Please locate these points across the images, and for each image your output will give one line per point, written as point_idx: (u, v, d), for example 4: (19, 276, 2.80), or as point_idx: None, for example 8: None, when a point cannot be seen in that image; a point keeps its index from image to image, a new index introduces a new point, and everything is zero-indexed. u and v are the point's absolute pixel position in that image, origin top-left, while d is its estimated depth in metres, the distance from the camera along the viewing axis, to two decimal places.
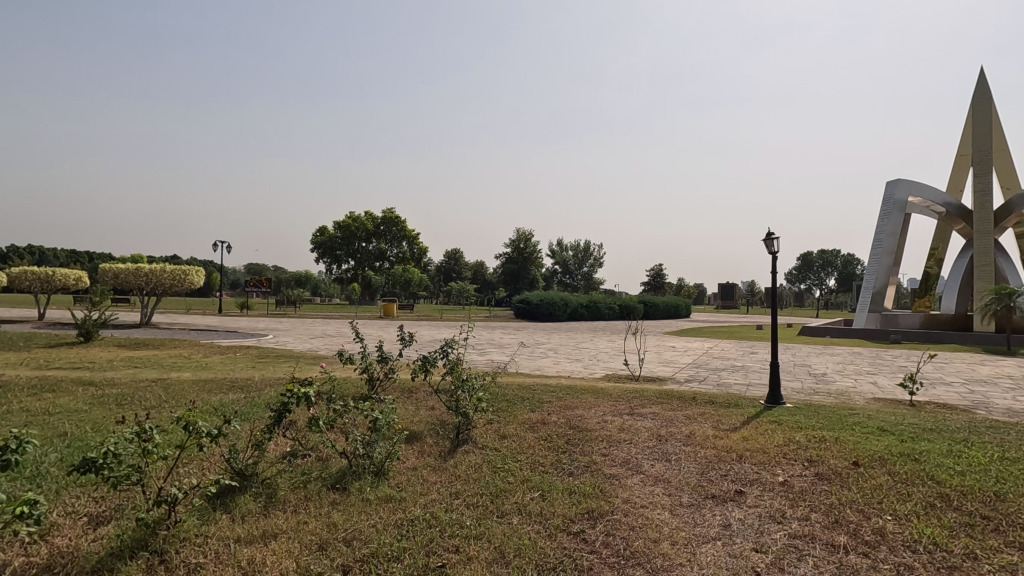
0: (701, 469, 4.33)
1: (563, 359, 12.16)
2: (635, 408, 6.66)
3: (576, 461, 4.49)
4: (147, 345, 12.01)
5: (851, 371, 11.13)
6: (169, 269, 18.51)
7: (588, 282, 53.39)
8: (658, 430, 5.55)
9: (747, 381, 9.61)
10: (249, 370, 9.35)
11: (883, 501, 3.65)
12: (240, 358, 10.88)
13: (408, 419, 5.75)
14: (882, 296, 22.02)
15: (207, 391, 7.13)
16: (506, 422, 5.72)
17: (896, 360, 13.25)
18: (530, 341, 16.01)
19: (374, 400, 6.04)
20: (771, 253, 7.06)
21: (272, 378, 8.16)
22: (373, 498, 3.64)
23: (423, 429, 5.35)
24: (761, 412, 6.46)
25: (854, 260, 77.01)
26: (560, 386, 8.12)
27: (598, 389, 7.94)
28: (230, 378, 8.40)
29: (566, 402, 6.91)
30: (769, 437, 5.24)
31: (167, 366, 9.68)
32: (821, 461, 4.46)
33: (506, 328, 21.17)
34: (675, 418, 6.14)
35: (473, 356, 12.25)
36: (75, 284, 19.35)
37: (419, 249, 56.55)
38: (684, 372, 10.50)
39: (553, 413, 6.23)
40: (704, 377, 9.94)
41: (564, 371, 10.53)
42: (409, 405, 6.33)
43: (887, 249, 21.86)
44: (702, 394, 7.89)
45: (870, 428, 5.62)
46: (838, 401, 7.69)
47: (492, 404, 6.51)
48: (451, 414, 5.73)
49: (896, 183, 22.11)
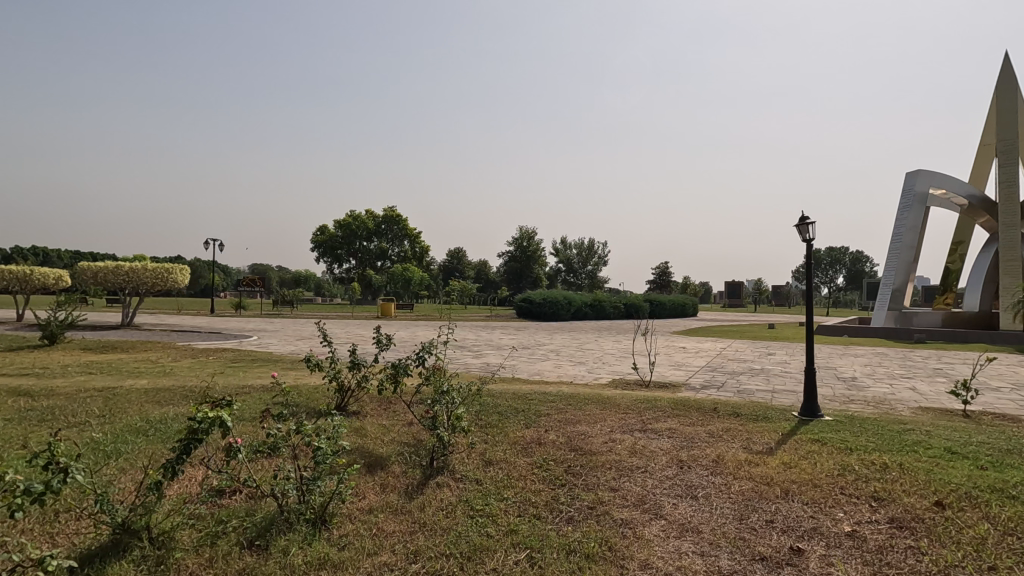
0: (738, 512, 3.35)
1: (566, 362, 11.14)
2: (647, 423, 5.64)
3: (577, 501, 3.51)
4: (116, 349, 11.09)
5: (883, 375, 10.07)
6: (153, 267, 17.51)
7: (592, 280, 52.28)
8: (678, 453, 4.56)
9: (770, 387, 8.57)
10: (214, 377, 8.40)
11: (998, 567, 2.66)
12: (210, 362, 9.92)
13: (374, 441, 4.79)
14: (903, 293, 20.96)
15: (150, 405, 6.16)
16: (494, 444, 4.76)
17: (928, 361, 12.17)
18: (531, 342, 15.00)
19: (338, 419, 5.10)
20: (804, 240, 6.04)
21: (237, 387, 7.18)
22: (300, 565, 2.68)
23: (392, 455, 4.39)
24: (797, 427, 5.46)
25: (863, 257, 75.76)
26: (561, 394, 7.12)
27: (603, 399, 6.92)
28: (188, 387, 7.45)
29: (565, 416, 5.93)
30: (817, 464, 4.23)
31: (125, 372, 8.72)
32: (892, 500, 3.47)
33: (507, 328, 20.16)
34: (697, 436, 5.15)
35: (467, 359, 11.26)
36: (56, 283, 18.45)
37: (420, 248, 55.70)
38: (698, 377, 9.47)
39: (551, 431, 5.26)
40: (722, 383, 8.90)
41: (566, 376, 9.52)
42: (379, 423, 5.37)
43: (907, 244, 20.79)
44: (723, 403, 6.86)
45: (936, 450, 4.61)
46: (880, 411, 6.67)
47: (478, 421, 5.55)
48: (427, 434, 4.77)
49: (916, 174, 21.00)
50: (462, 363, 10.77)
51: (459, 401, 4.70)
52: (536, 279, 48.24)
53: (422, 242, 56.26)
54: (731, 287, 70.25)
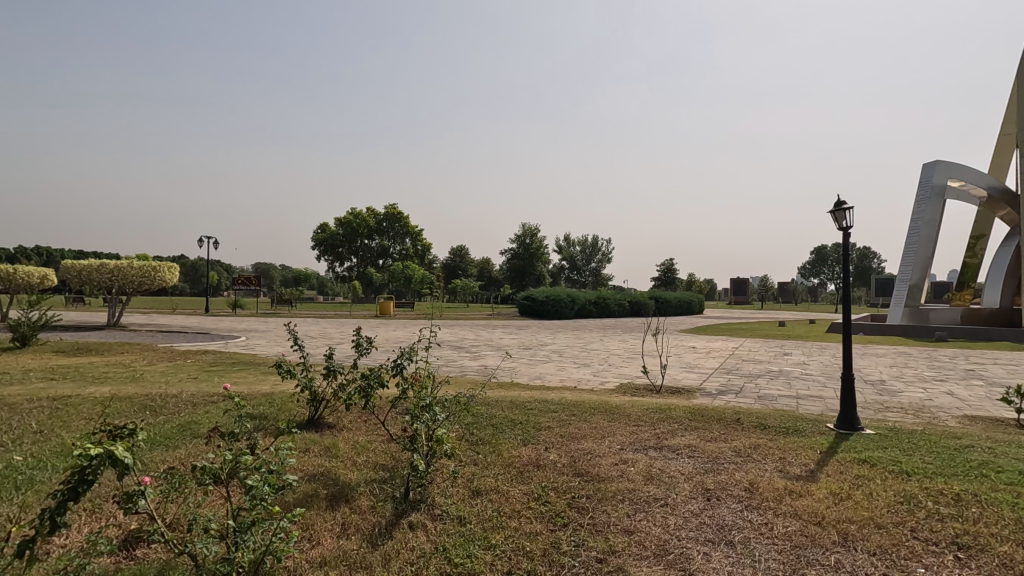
0: (791, 570, 2.61)
1: (569, 364, 10.40)
2: (663, 438, 4.91)
3: (583, 551, 2.80)
4: (89, 352, 10.40)
5: (913, 378, 9.32)
6: (138, 266, 16.80)
7: (596, 277, 51.54)
8: (702, 480, 3.83)
9: (794, 392, 7.80)
10: (184, 384, 7.67)
11: None
12: (186, 366, 9.21)
13: (343, 466, 4.08)
14: (920, 288, 20.12)
15: (97, 418, 5.43)
16: (482, 468, 4.04)
17: (957, 362, 11.38)
18: (533, 342, 14.29)
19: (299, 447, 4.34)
20: (840, 228, 5.29)
21: (205, 396, 6.47)
22: None
23: (359, 483, 3.68)
24: (836, 444, 4.73)
25: (871, 253, 74.83)
26: (564, 402, 6.39)
27: (611, 408, 6.17)
28: (150, 395, 6.72)
29: (568, 429, 5.19)
30: (874, 495, 3.49)
31: (90, 378, 8.02)
32: (982, 551, 2.73)
33: (508, 328, 19.45)
34: (723, 456, 4.41)
35: (464, 361, 10.56)
36: (40, 283, 17.78)
37: (422, 246, 55.04)
38: (713, 380, 8.71)
39: (552, 449, 4.55)
40: (741, 388, 8.14)
41: (569, 380, 8.76)
42: (353, 442, 4.66)
43: (925, 238, 19.96)
44: (745, 412, 6.11)
45: (1011, 475, 3.86)
46: (923, 421, 5.93)
47: (467, 438, 4.84)
48: (404, 458, 4.06)
49: (934, 164, 20.14)
50: (458, 366, 10.04)
51: (443, 418, 3.97)
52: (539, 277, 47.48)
53: (423, 240, 55.48)
54: (738, 283, 69.52)
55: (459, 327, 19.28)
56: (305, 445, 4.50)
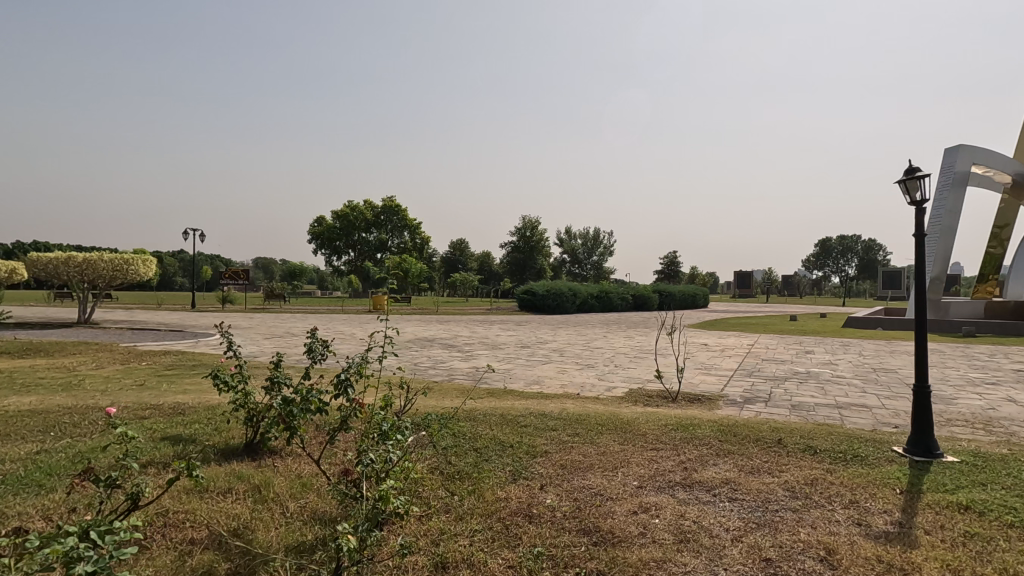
0: None
1: (571, 366, 9.32)
2: (692, 470, 3.85)
3: None
4: (36, 353, 9.31)
5: (961, 380, 8.23)
6: (108, 259, 15.61)
7: (598, 271, 50.46)
8: (756, 541, 2.77)
9: (833, 400, 6.71)
10: (122, 393, 6.56)
11: None
12: (138, 370, 8.10)
13: (269, 519, 3.06)
14: (942, 280, 18.97)
15: None
16: (451, 525, 2.99)
17: (999, 360, 10.30)
18: (531, 340, 13.22)
19: (213, 496, 3.30)
20: (913, 202, 4.27)
21: (134, 413, 5.39)
22: None
23: (272, 553, 2.62)
24: (915, 478, 3.68)
25: (877, 246, 73.76)
26: (565, 416, 5.32)
27: (622, 425, 5.07)
28: (71, 409, 5.62)
29: (571, 456, 4.13)
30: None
31: (18, 385, 6.93)
32: None
33: (506, 324, 18.39)
34: (774, 499, 3.34)
35: (454, 362, 9.49)
36: (7, 277, 16.68)
37: (421, 239, 54.02)
38: (736, 385, 7.61)
39: (547, 489, 3.49)
40: (770, 395, 7.05)
41: (571, 384, 7.67)
42: (294, 476, 3.65)
43: (946, 227, 18.86)
44: (786, 430, 5.03)
45: None
46: (1005, 440, 4.86)
47: (438, 474, 3.80)
48: (344, 508, 3.00)
49: (958, 149, 18.93)
50: (447, 368, 8.93)
51: (394, 455, 2.91)
52: (540, 270, 46.40)
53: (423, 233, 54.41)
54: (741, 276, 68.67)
55: (453, 323, 18.20)
56: (227, 484, 3.49)
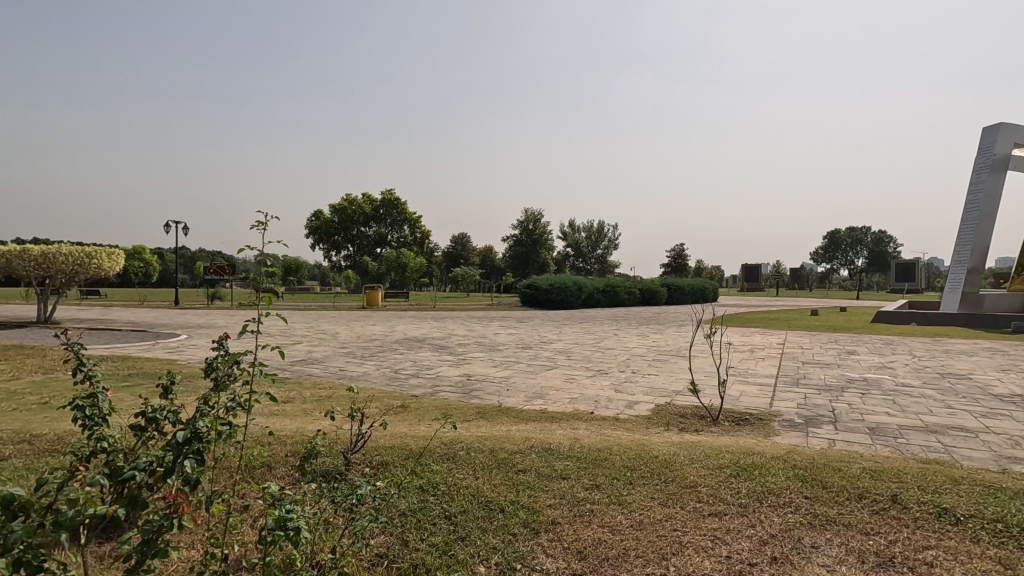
0: None
1: (580, 372, 7.85)
2: (789, 564, 2.42)
3: None
4: None
5: None
6: (69, 252, 14.26)
7: (603, 265, 49.01)
8: None
9: (919, 421, 5.24)
10: (10, 417, 5.11)
11: None
12: (58, 382, 6.67)
13: None
14: (980, 272, 17.42)
15: None
16: None
17: None
18: (534, 339, 11.77)
19: None
20: None
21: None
22: None
23: None
24: None
25: (888, 238, 72.04)
26: (578, 455, 3.82)
27: (659, 468, 3.61)
28: None
29: (591, 531, 2.71)
30: None
31: None
32: None
33: (507, 322, 16.94)
34: None
35: (442, 369, 8.02)
36: None
37: (422, 233, 52.62)
38: (787, 399, 6.13)
39: None
40: (834, 413, 5.56)
41: (582, 398, 6.21)
42: None
43: (986, 214, 17.26)
44: (891, 476, 3.55)
45: None
46: None
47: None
48: None
49: (998, 128, 17.34)
50: (432, 376, 7.47)
51: None
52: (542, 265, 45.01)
53: (423, 227, 52.97)
54: (750, 271, 67.03)
55: (448, 321, 16.71)
56: None
